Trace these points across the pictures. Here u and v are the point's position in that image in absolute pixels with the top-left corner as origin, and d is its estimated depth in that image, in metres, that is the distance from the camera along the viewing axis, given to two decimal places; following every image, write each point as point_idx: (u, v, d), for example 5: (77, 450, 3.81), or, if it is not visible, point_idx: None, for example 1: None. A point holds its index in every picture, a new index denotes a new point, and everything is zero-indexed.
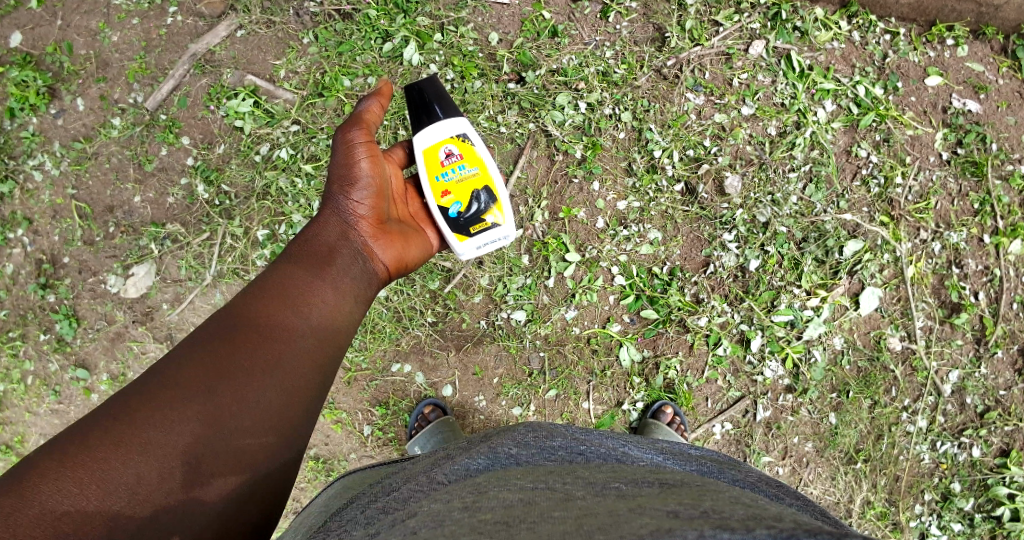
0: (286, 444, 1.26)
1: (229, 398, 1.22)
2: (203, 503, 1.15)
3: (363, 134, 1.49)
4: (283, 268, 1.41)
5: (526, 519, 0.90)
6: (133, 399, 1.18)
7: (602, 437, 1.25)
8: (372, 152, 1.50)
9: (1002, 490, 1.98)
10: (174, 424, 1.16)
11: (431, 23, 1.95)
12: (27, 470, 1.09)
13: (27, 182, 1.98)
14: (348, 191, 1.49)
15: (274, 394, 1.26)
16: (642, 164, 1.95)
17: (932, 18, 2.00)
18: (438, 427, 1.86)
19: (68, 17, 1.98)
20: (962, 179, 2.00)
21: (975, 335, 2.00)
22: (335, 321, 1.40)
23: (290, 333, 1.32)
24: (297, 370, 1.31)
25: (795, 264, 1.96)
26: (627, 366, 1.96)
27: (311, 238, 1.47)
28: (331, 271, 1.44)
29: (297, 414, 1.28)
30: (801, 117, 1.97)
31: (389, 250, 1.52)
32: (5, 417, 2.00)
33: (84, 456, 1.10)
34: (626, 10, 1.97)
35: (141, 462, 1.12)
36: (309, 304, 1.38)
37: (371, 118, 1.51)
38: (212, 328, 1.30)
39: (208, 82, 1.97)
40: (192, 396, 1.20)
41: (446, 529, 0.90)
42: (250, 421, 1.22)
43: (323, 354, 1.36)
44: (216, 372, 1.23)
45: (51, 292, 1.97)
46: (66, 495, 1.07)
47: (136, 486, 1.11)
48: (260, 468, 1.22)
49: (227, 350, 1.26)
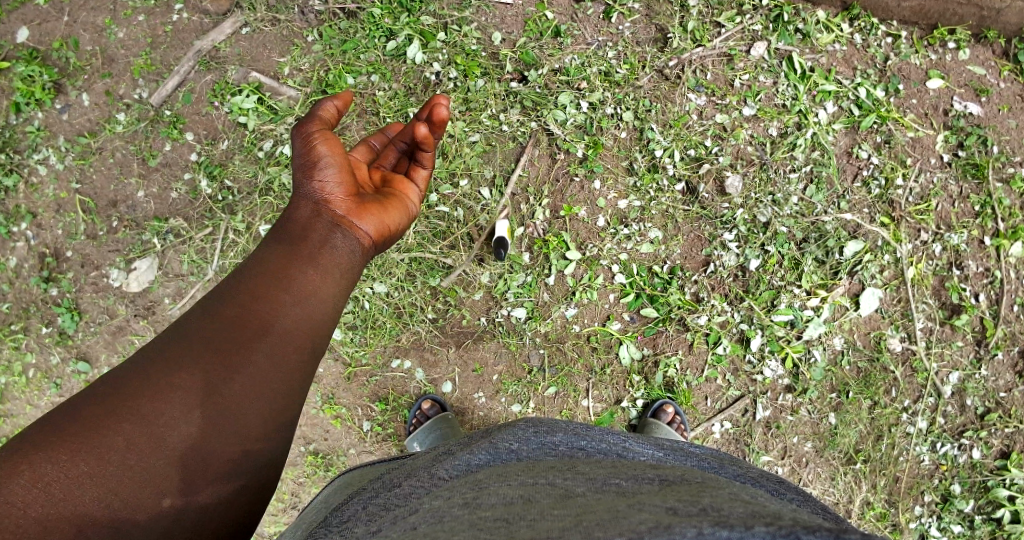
0: (273, 413, 1.23)
1: (208, 368, 1.21)
2: (193, 471, 1.13)
3: (319, 126, 1.50)
4: (265, 253, 1.41)
5: (526, 517, 0.90)
6: (118, 378, 1.19)
7: (603, 432, 1.26)
8: (329, 137, 1.50)
9: (1002, 492, 1.98)
10: (157, 395, 1.16)
11: (435, 22, 1.96)
12: (21, 444, 1.10)
13: (31, 175, 1.99)
14: (315, 173, 1.47)
15: (255, 360, 1.24)
16: (643, 163, 1.95)
17: (934, 21, 2.01)
18: (437, 423, 1.86)
19: (75, 13, 1.99)
20: (963, 182, 2.00)
21: (976, 336, 2.00)
22: (318, 290, 1.37)
23: (273, 303, 1.31)
24: (278, 336, 1.28)
25: (795, 264, 1.96)
26: (627, 364, 1.96)
27: (287, 224, 1.47)
28: (309, 244, 1.42)
29: (282, 380, 1.26)
30: (802, 118, 1.97)
31: (367, 220, 1.49)
32: (5, 409, 2.00)
33: (76, 427, 1.11)
34: (628, 10, 1.98)
35: (128, 429, 1.12)
36: (292, 276, 1.36)
37: (328, 117, 1.53)
38: (196, 309, 1.31)
39: (212, 78, 1.99)
40: (173, 368, 1.19)
41: (446, 525, 0.91)
42: (233, 388, 1.20)
43: (305, 321, 1.33)
44: (198, 345, 1.23)
45: (53, 285, 1.98)
46: (58, 461, 1.07)
47: (126, 451, 1.10)
48: (248, 436, 1.20)
49: (211, 325, 1.26)
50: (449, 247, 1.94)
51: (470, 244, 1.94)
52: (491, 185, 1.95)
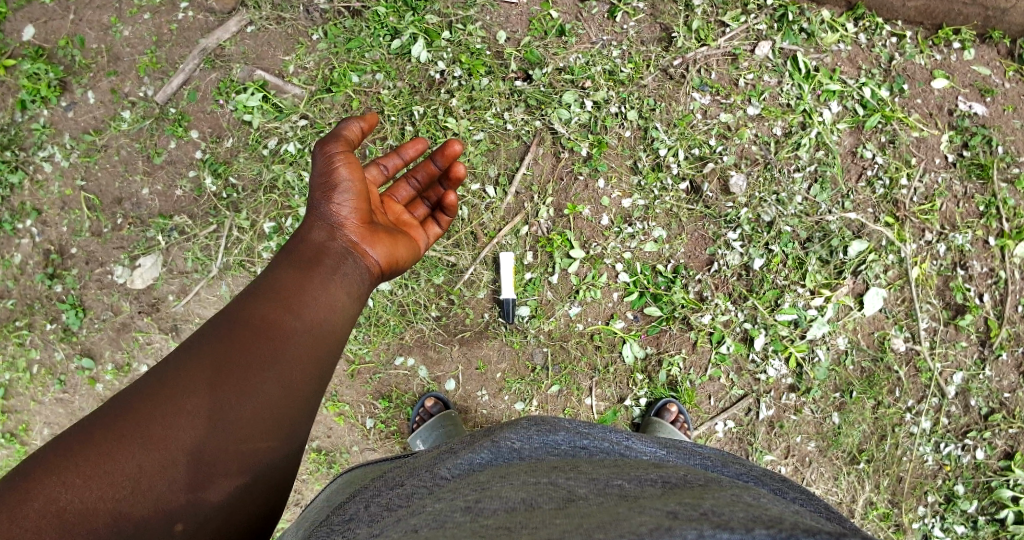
0: (283, 439, 1.24)
1: (221, 395, 1.20)
2: (208, 497, 1.15)
3: (343, 147, 1.47)
4: (276, 274, 1.39)
5: (528, 525, 0.89)
6: (130, 399, 1.19)
7: (605, 430, 1.26)
8: (351, 160, 1.47)
9: (1006, 493, 1.97)
10: (170, 421, 1.16)
11: (440, 20, 1.97)
12: (36, 466, 1.11)
13: (36, 173, 1.99)
14: (330, 197, 1.45)
15: (266, 389, 1.24)
16: (647, 162, 1.95)
17: (939, 21, 2.00)
18: (440, 421, 1.87)
19: (81, 11, 2.00)
20: (968, 182, 2.00)
21: (979, 337, 2.00)
22: (328, 317, 1.36)
23: (285, 326, 1.31)
24: (289, 364, 1.28)
25: (799, 264, 1.96)
26: (630, 363, 1.96)
27: (298, 245, 1.45)
28: (321, 270, 1.40)
29: (292, 407, 1.26)
30: (806, 117, 1.97)
31: (379, 249, 1.47)
32: (9, 405, 2.00)
33: (88, 451, 1.12)
34: (633, 10, 1.98)
35: (140, 455, 1.13)
36: (304, 300, 1.35)
37: (351, 138, 1.49)
38: (209, 328, 1.30)
39: (218, 76, 1.99)
40: (185, 394, 1.19)
41: (447, 532, 0.90)
42: (244, 415, 1.20)
43: (315, 348, 1.33)
44: (211, 369, 1.22)
45: (58, 282, 1.99)
46: (70, 487, 1.09)
47: (138, 477, 1.11)
48: (259, 463, 1.20)
49: (222, 348, 1.26)
50: (453, 244, 1.94)
51: (474, 243, 1.94)
52: (495, 183, 1.96)
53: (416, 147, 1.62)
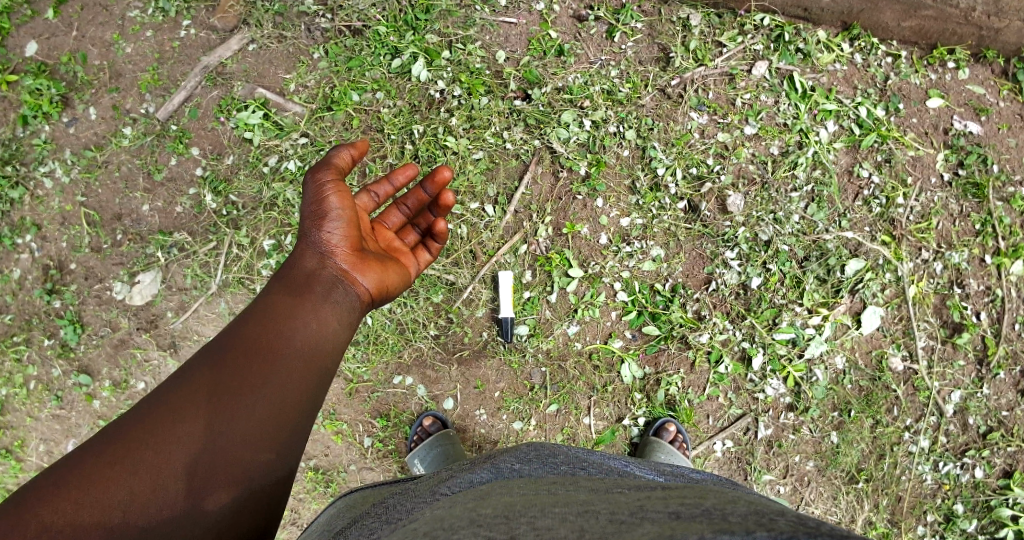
0: (273, 464, 1.24)
1: (210, 422, 1.21)
2: (200, 521, 1.15)
3: (333, 175, 1.47)
4: (267, 301, 1.40)
5: (526, 514, 0.92)
6: (121, 427, 1.20)
7: (603, 457, 1.26)
8: (342, 189, 1.48)
9: (1005, 511, 1.98)
10: (162, 446, 1.17)
11: (440, 40, 1.99)
12: (28, 493, 1.12)
13: (37, 188, 2.00)
14: (321, 225, 1.46)
15: (257, 415, 1.24)
16: (645, 181, 1.96)
17: (933, 41, 2.03)
18: (438, 440, 1.87)
19: (84, 28, 2.02)
20: (964, 201, 2.01)
21: (977, 355, 2.00)
22: (318, 343, 1.37)
23: (275, 352, 1.32)
24: (280, 390, 1.28)
25: (797, 282, 1.97)
26: (628, 382, 1.96)
27: (288, 272, 1.45)
28: (312, 296, 1.41)
29: (283, 433, 1.26)
30: (803, 136, 1.99)
31: (369, 275, 1.48)
32: (6, 421, 2.00)
33: (80, 477, 1.13)
34: (631, 30, 2.00)
35: (130, 481, 1.13)
36: (294, 326, 1.36)
37: (342, 166, 1.49)
38: (200, 355, 1.31)
39: (218, 94, 2.01)
40: (175, 422, 1.19)
41: (446, 523, 0.93)
42: (234, 441, 1.21)
43: (306, 373, 1.33)
44: (201, 396, 1.23)
45: (57, 297, 1.99)
46: (62, 513, 1.09)
47: (128, 504, 1.11)
48: (250, 488, 1.20)
49: (212, 375, 1.26)
50: (451, 263, 1.95)
51: (472, 261, 1.95)
52: (494, 203, 1.97)
53: (405, 174, 1.61)
